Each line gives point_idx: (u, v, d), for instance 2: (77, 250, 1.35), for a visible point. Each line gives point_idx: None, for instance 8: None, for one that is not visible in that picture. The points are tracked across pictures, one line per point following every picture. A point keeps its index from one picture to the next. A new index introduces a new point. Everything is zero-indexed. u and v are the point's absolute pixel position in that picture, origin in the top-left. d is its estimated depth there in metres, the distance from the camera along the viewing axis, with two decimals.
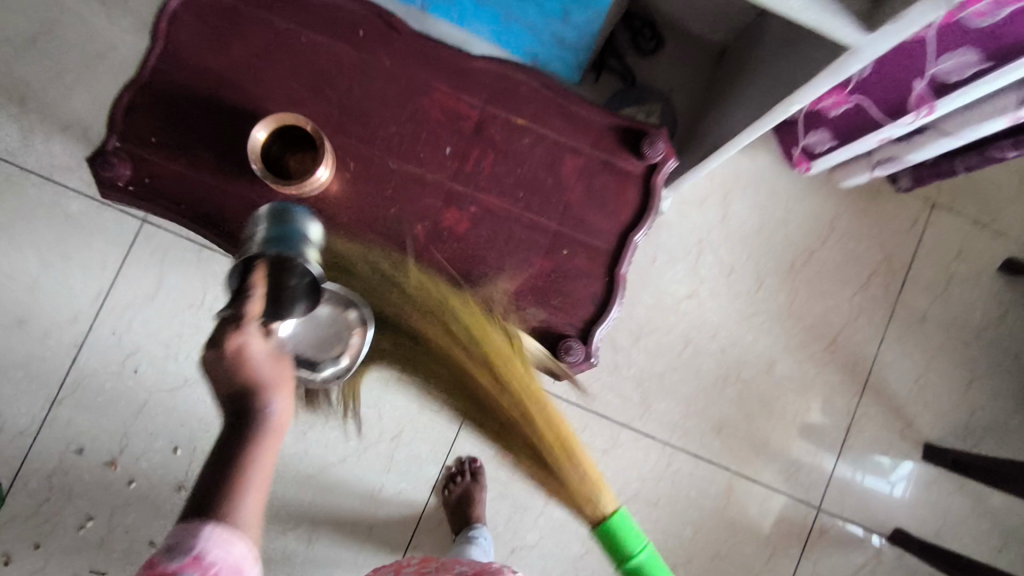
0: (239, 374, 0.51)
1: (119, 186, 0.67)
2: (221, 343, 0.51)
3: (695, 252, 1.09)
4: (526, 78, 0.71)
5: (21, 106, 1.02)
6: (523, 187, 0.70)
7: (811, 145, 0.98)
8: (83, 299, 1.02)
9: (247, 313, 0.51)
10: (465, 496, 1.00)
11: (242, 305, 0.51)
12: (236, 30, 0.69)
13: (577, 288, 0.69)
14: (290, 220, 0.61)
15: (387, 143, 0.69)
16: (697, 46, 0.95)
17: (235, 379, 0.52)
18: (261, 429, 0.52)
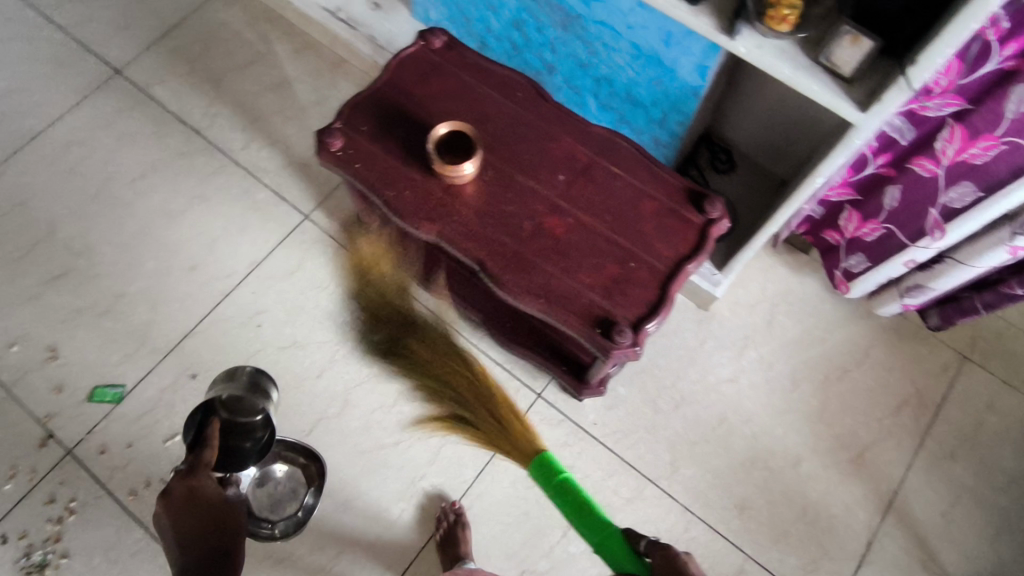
0: (186, 513, 0.85)
1: (330, 152, 0.95)
2: (174, 489, 0.86)
3: (741, 345, 1.24)
4: (626, 146, 0.97)
5: (252, 123, 1.41)
6: (609, 213, 0.92)
7: (851, 267, 1.16)
8: (240, 262, 1.28)
9: (203, 463, 0.88)
10: (451, 535, 1.06)
11: (200, 458, 0.89)
12: (438, 77, 1.01)
13: (639, 290, 0.88)
14: (253, 387, 1.03)
15: (519, 163, 0.95)
16: (764, 175, 1.20)
17: (183, 518, 0.85)
18: (215, 552, 0.84)
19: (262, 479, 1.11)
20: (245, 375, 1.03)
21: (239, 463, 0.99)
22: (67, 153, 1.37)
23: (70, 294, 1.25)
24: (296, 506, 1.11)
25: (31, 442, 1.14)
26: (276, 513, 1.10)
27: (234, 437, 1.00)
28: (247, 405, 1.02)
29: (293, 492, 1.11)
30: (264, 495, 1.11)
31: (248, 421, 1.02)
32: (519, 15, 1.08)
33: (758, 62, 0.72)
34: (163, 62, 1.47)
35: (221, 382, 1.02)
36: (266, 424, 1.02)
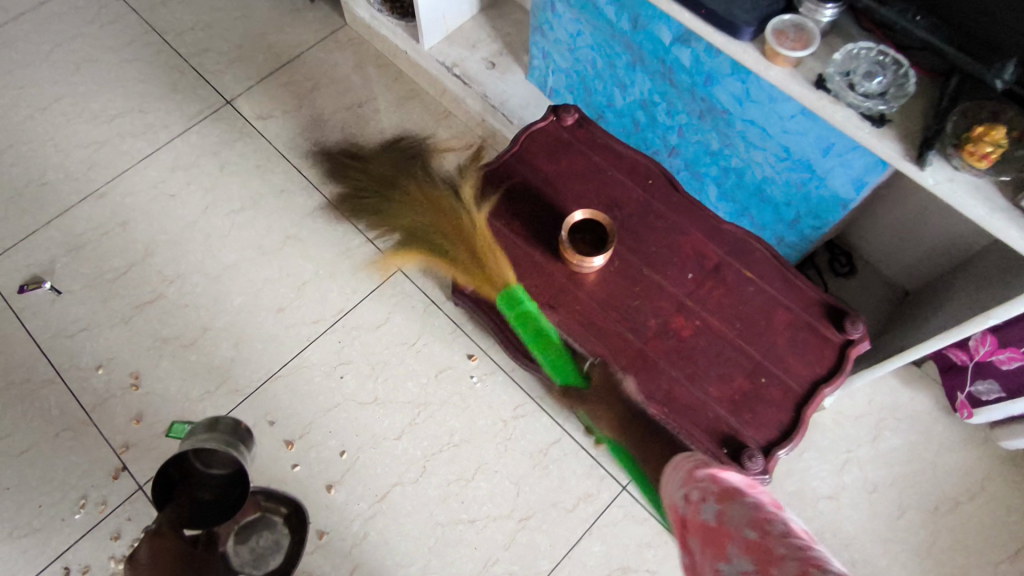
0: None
1: None
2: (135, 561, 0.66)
3: (843, 459, 1.17)
4: (761, 248, 0.91)
5: (353, 167, 1.40)
6: (740, 320, 0.87)
7: (978, 392, 1.08)
8: (329, 307, 1.26)
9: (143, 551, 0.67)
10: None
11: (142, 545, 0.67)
12: (567, 155, 0.97)
13: (768, 409, 0.82)
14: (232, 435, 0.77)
15: (646, 257, 0.91)
16: (885, 284, 1.14)
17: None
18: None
19: (244, 531, 0.94)
20: (227, 427, 0.77)
21: (210, 521, 0.74)
22: (172, 178, 1.38)
23: (158, 322, 1.23)
24: (282, 558, 0.94)
25: (104, 472, 1.12)
26: (258, 568, 0.93)
27: (201, 492, 0.75)
28: (222, 460, 0.76)
29: (275, 544, 0.95)
30: (243, 550, 0.93)
31: (222, 475, 0.76)
32: (650, 97, 1.04)
33: (947, 195, 0.65)
34: (272, 96, 1.48)
35: (198, 432, 0.76)
36: (229, 481, 0.76)
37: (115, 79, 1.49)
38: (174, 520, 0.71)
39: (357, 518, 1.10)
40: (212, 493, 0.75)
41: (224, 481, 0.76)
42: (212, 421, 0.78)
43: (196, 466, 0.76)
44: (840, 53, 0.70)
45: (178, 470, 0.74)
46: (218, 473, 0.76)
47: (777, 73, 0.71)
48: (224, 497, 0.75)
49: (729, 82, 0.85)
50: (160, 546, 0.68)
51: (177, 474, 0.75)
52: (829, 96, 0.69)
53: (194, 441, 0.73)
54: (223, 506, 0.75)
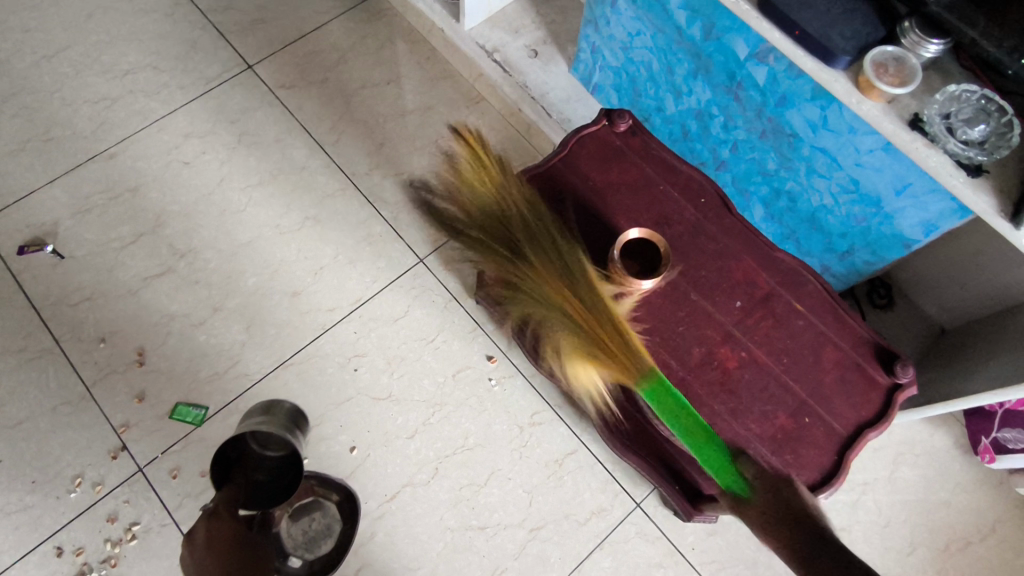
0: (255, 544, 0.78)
1: (495, 227, 0.89)
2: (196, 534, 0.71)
3: (858, 492, 1.15)
4: (812, 279, 0.88)
5: (378, 149, 1.34)
6: (787, 354, 0.84)
7: (1005, 438, 1.06)
8: (346, 296, 1.21)
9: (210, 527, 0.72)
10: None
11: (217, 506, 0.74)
12: (620, 164, 0.92)
13: (811, 450, 0.80)
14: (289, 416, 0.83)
15: (695, 281, 0.87)
16: (921, 320, 1.12)
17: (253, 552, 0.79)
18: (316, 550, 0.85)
19: (297, 513, 0.98)
20: (284, 412, 0.83)
21: (266, 503, 0.79)
22: (186, 144, 1.31)
23: (167, 297, 1.18)
24: (332, 543, 0.97)
25: (103, 451, 1.08)
26: (310, 550, 0.97)
27: (257, 474, 0.81)
28: (278, 444, 0.81)
29: (327, 529, 0.98)
30: (297, 532, 0.98)
31: (279, 458, 0.81)
32: (707, 108, 0.99)
33: None
34: (296, 64, 1.40)
35: (255, 415, 0.82)
36: (280, 460, 0.81)
37: (128, 32, 1.40)
38: (231, 500, 0.76)
39: (365, 516, 1.07)
40: (269, 474, 0.81)
41: (278, 465, 0.81)
42: (265, 405, 0.84)
43: (253, 448, 0.82)
44: (942, 94, 0.68)
45: (236, 452, 0.80)
46: (273, 455, 0.82)
47: (870, 108, 0.69)
48: (277, 479, 0.80)
49: (807, 107, 0.84)
50: (215, 529, 0.71)
51: (234, 454, 0.80)
52: (924, 140, 0.67)
53: (252, 426, 0.79)
54: (277, 489, 0.80)
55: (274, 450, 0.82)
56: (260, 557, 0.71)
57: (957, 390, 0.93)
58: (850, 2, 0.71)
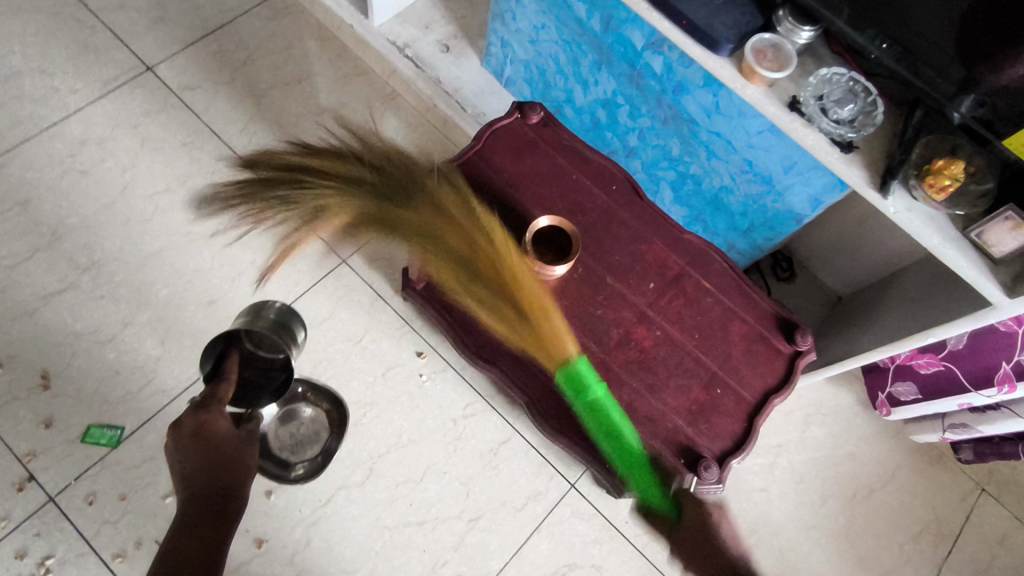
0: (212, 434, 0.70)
1: (412, 222, 0.88)
2: (185, 422, 0.70)
3: (773, 454, 1.23)
4: (718, 259, 0.93)
5: (292, 149, 1.31)
6: (698, 330, 0.89)
7: (898, 392, 1.16)
8: (266, 302, 1.19)
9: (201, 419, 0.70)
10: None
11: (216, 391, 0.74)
12: (532, 156, 0.94)
13: (724, 417, 0.85)
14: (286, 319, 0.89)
15: (610, 264, 0.90)
16: (820, 289, 1.20)
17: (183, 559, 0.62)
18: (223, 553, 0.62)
19: (286, 417, 1.08)
20: (273, 312, 0.88)
21: (261, 398, 0.86)
22: (83, 152, 1.24)
23: (69, 315, 1.12)
24: (318, 449, 1.08)
25: (7, 483, 1.01)
26: (297, 453, 1.07)
27: (246, 371, 0.87)
28: (271, 345, 0.88)
29: (314, 435, 1.09)
30: (285, 434, 1.08)
31: (269, 358, 0.88)
32: (613, 98, 1.03)
33: (906, 226, 0.69)
34: (200, 64, 1.35)
35: (246, 316, 0.87)
36: (285, 367, 0.87)
37: (9, 33, 1.31)
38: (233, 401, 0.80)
39: (299, 525, 1.05)
40: (253, 371, 0.87)
41: (269, 365, 0.88)
42: (252, 309, 0.89)
43: (246, 346, 0.87)
44: (815, 78, 0.74)
45: (228, 343, 0.84)
46: (264, 355, 0.88)
47: (753, 92, 0.73)
48: (265, 378, 0.87)
49: (700, 94, 0.88)
50: (207, 419, 0.70)
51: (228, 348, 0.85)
52: (801, 120, 0.72)
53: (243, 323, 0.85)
54: (268, 388, 0.86)
55: (269, 356, 0.88)
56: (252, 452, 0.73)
57: (851, 351, 1.01)
58: None
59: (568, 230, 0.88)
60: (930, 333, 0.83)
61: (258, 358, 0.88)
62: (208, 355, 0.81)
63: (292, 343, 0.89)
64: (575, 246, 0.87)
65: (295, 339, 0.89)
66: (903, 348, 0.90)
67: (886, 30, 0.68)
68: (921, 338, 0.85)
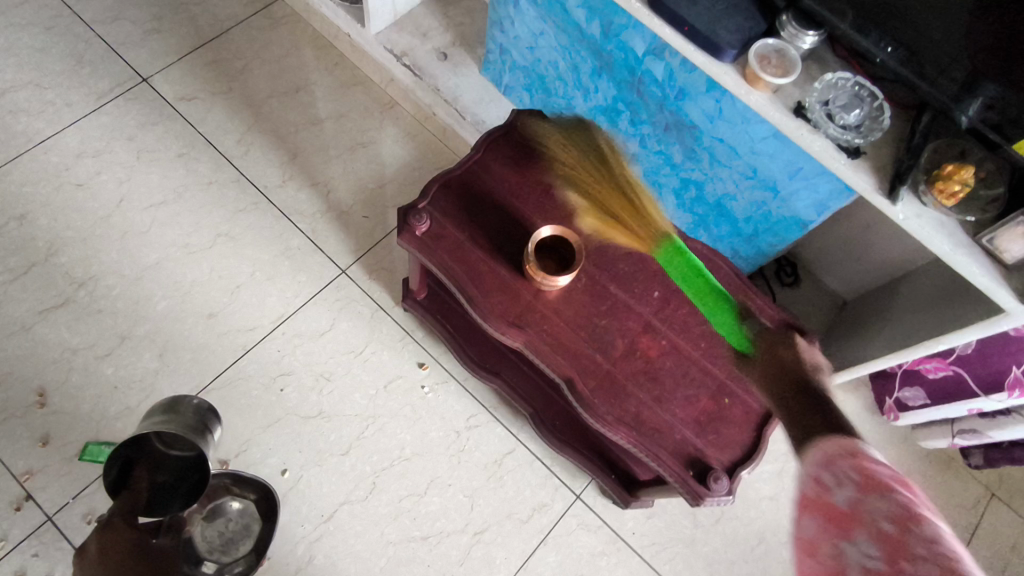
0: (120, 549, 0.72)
1: (413, 234, 0.87)
2: (88, 546, 0.72)
3: (782, 461, 1.22)
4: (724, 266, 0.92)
5: (290, 160, 1.30)
6: (704, 339, 0.87)
7: (906, 398, 1.15)
8: (266, 314, 1.17)
9: (103, 541, 0.72)
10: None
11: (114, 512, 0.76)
12: (533, 164, 0.93)
13: (733, 427, 0.83)
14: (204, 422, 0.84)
15: (614, 274, 0.89)
16: (825, 293, 1.19)
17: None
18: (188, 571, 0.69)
19: (211, 515, 0.98)
20: (190, 410, 0.83)
21: (174, 505, 0.81)
22: (78, 165, 1.23)
23: (67, 330, 1.10)
24: (250, 544, 0.96)
25: (5, 502, 0.99)
26: (227, 552, 0.96)
27: (161, 474, 0.81)
28: (184, 443, 0.82)
29: (245, 529, 0.97)
30: (213, 533, 0.97)
31: (183, 457, 0.83)
32: (613, 104, 1.02)
33: (916, 232, 0.68)
34: (195, 75, 1.34)
35: (157, 414, 0.82)
36: (197, 468, 0.82)
37: (2, 45, 1.30)
38: (131, 509, 0.77)
39: (302, 541, 1.04)
40: (170, 473, 0.82)
41: (182, 465, 0.83)
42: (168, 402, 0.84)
43: (157, 446, 0.81)
44: (821, 83, 0.72)
45: (137, 450, 0.79)
46: (178, 454, 0.82)
47: (758, 98, 0.72)
48: (182, 479, 0.82)
49: (703, 100, 0.87)
50: (111, 537, 0.73)
51: (138, 452, 0.80)
52: (807, 126, 0.71)
53: (153, 427, 0.79)
54: (183, 488, 0.82)
55: (178, 474, 0.82)
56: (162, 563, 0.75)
57: (860, 357, 0.99)
58: None
59: (572, 240, 0.86)
60: (940, 341, 0.82)
61: (168, 468, 0.82)
62: (112, 464, 0.77)
63: (206, 444, 0.83)
64: (580, 256, 0.85)
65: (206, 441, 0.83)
66: (913, 356, 0.88)
67: (891, 33, 0.67)
68: (932, 345, 0.83)
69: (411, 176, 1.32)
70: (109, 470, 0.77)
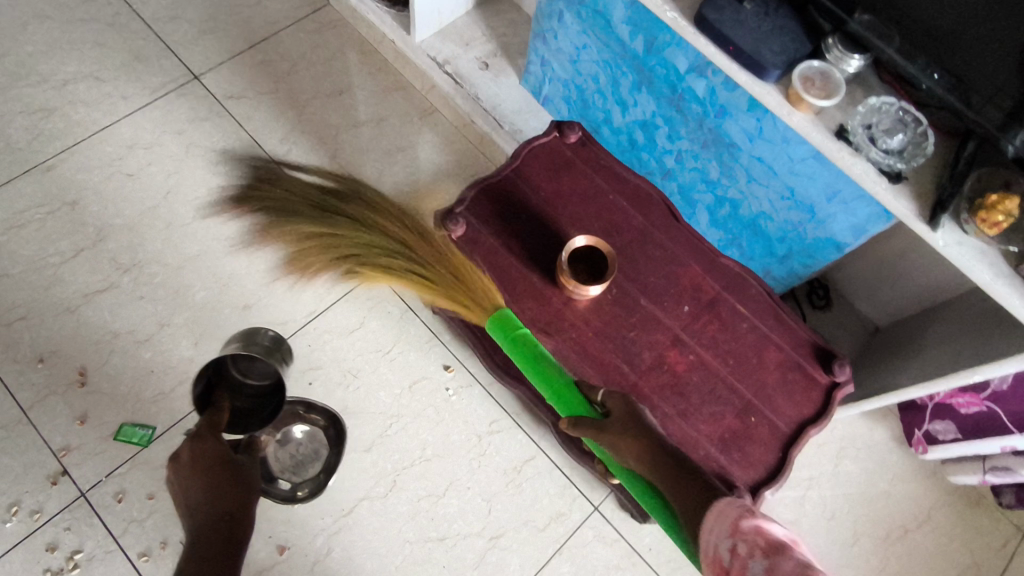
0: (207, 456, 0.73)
1: (448, 238, 0.89)
2: (181, 454, 0.73)
3: (804, 487, 1.20)
4: (756, 285, 0.92)
5: (330, 160, 1.34)
6: (732, 356, 0.87)
7: (936, 431, 1.13)
8: (299, 309, 1.20)
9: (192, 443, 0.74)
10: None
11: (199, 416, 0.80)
12: (569, 174, 0.95)
13: (758, 446, 0.83)
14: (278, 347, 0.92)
15: (644, 287, 0.90)
16: (858, 319, 1.18)
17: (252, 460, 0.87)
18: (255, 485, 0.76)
19: (284, 439, 1.05)
20: (265, 339, 0.92)
21: (252, 425, 0.90)
22: (130, 156, 1.28)
23: (110, 315, 1.14)
24: (319, 467, 1.06)
25: (41, 476, 1.03)
26: (298, 474, 1.05)
27: (238, 399, 0.91)
28: (260, 373, 0.93)
29: (314, 453, 1.06)
30: (285, 455, 1.05)
31: (259, 385, 0.93)
32: (652, 119, 1.03)
33: (955, 260, 0.68)
34: (245, 75, 1.39)
35: (237, 343, 0.91)
36: (274, 392, 0.92)
37: (65, 39, 1.36)
38: (215, 420, 0.80)
39: (321, 534, 1.06)
40: (246, 401, 0.92)
41: (258, 393, 0.93)
42: (246, 333, 0.93)
43: (234, 375, 0.92)
44: (864, 106, 0.73)
45: (219, 373, 0.89)
46: (253, 382, 0.93)
47: (799, 119, 0.73)
48: (257, 404, 0.92)
49: (742, 118, 0.88)
50: (200, 448, 0.73)
51: (217, 376, 0.89)
52: (848, 149, 0.72)
53: (235, 349, 0.89)
54: (259, 413, 0.91)
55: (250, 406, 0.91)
56: (249, 475, 0.74)
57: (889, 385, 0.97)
58: (779, 20, 0.75)
59: (604, 252, 0.87)
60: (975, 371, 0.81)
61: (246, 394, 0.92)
62: (201, 379, 0.85)
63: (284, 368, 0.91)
64: (611, 267, 0.86)
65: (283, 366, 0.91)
66: (943, 388, 0.86)
67: (937, 60, 0.66)
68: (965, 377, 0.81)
69: (447, 181, 1.35)
70: (197, 383, 0.85)
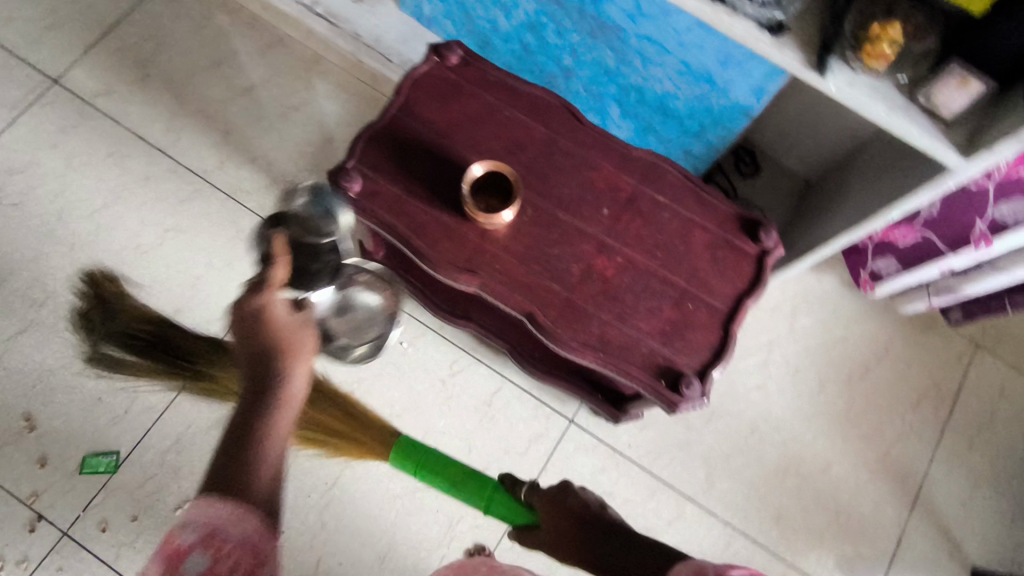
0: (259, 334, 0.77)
1: (347, 197, 0.84)
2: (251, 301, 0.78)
3: (765, 351, 1.24)
4: (672, 170, 0.90)
5: (224, 138, 1.25)
6: (660, 248, 0.86)
7: (879, 269, 1.15)
8: (231, 300, 1.17)
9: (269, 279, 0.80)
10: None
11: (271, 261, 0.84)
12: (459, 100, 0.90)
13: (700, 331, 0.83)
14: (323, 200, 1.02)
15: (559, 199, 0.87)
16: (787, 176, 1.17)
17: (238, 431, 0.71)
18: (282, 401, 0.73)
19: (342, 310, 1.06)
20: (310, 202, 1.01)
21: (328, 257, 0.97)
22: (9, 184, 1.19)
23: (39, 353, 1.10)
24: (377, 332, 1.12)
25: (18, 526, 1.02)
26: (355, 338, 1.10)
27: (304, 238, 0.97)
28: (317, 228, 0.99)
29: (372, 318, 1.11)
30: (346, 324, 1.09)
31: (314, 244, 0.97)
32: (537, 19, 0.95)
33: (850, 101, 0.66)
34: (107, 66, 1.27)
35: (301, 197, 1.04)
36: (333, 249, 0.98)
37: None
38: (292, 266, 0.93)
39: (311, 511, 1.08)
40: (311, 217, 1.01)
41: (315, 249, 0.97)
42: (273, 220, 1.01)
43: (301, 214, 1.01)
44: None
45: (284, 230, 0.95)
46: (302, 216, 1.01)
47: None
48: (311, 256, 0.96)
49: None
50: (262, 299, 0.79)
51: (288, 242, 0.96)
52: (725, 9, 0.66)
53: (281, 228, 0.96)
54: (309, 271, 0.95)
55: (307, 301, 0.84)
56: (305, 346, 0.79)
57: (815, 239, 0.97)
58: None
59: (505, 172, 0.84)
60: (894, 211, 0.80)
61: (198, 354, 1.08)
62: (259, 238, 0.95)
63: (337, 231, 0.99)
64: (516, 187, 0.83)
65: (334, 236, 0.99)
66: (868, 232, 0.86)
67: None
68: (885, 217, 0.81)
69: (351, 132, 1.28)
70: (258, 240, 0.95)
